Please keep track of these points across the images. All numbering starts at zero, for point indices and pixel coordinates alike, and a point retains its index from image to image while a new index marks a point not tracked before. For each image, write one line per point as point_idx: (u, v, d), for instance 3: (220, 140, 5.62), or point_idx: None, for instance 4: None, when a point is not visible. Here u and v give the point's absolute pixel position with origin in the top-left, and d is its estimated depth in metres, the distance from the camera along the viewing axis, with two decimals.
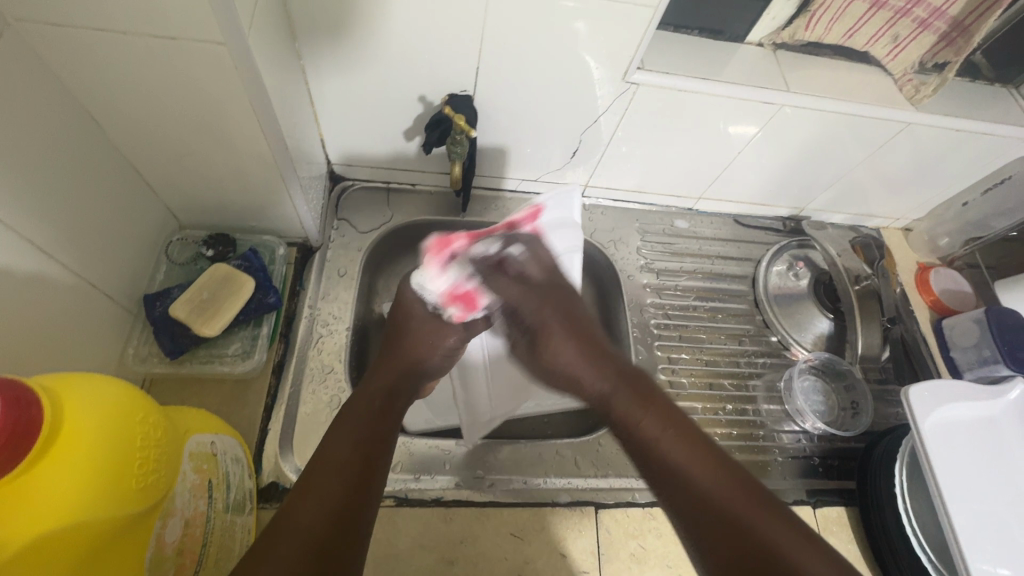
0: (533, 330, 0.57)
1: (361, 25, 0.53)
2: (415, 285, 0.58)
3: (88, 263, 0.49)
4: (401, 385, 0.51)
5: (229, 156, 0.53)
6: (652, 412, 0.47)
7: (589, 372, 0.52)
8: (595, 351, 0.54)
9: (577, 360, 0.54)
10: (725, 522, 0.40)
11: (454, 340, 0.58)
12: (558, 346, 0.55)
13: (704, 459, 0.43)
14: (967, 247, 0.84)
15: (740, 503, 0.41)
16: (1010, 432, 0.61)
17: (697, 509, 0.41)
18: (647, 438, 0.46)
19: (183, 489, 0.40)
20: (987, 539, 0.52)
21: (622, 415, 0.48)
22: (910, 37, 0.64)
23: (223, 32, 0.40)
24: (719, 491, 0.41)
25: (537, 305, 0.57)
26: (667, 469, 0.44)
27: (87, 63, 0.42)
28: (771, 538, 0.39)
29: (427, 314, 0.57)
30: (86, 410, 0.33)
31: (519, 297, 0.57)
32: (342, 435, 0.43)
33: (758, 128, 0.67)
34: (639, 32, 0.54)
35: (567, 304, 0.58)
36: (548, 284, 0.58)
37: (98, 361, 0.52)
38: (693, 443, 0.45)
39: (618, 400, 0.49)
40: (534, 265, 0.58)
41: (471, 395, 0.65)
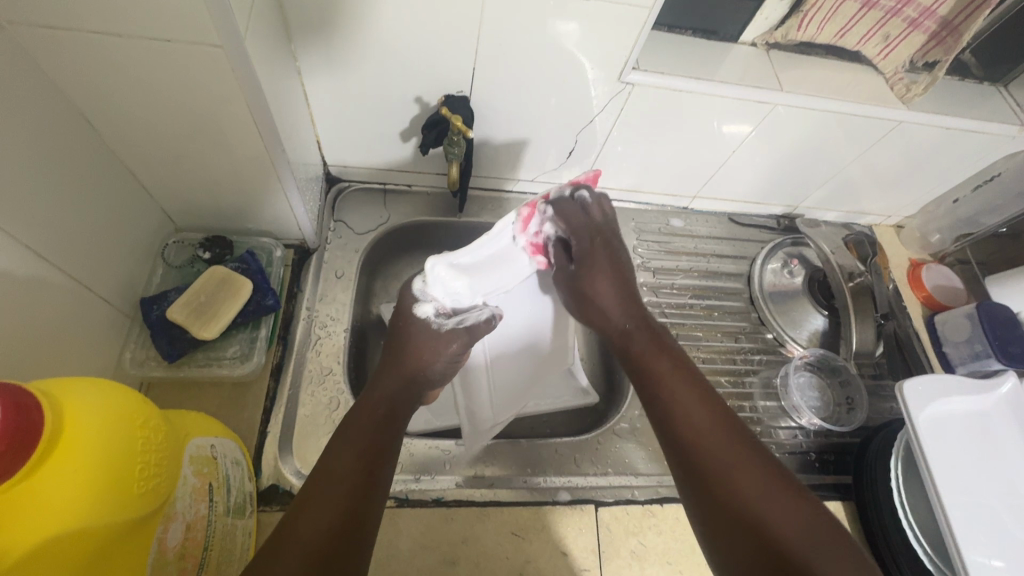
0: (582, 256, 0.54)
1: (358, 26, 0.53)
2: (416, 292, 0.57)
3: (85, 267, 0.49)
4: (402, 392, 0.51)
5: (226, 159, 0.53)
6: (667, 358, 0.50)
7: (617, 310, 0.54)
8: (630, 297, 0.54)
9: (613, 301, 0.54)
10: (713, 461, 0.43)
11: (457, 346, 0.56)
12: (597, 277, 0.54)
13: (716, 416, 0.45)
14: (958, 244, 0.85)
15: (742, 462, 0.42)
16: (1002, 425, 0.62)
17: (695, 452, 0.44)
18: (661, 385, 0.48)
19: (184, 493, 0.40)
20: (982, 531, 0.53)
21: (640, 359, 0.51)
22: (900, 37, 0.65)
23: (222, 33, 0.40)
24: (723, 449, 0.43)
25: (591, 232, 0.54)
26: (676, 417, 0.46)
27: (82, 66, 0.42)
28: (752, 491, 0.41)
29: (429, 320, 0.56)
30: (87, 414, 0.33)
31: (577, 230, 0.53)
32: (345, 445, 0.42)
33: (752, 127, 0.67)
34: (635, 33, 0.55)
35: (619, 250, 0.56)
36: (605, 227, 0.55)
37: (95, 365, 0.52)
38: (706, 399, 0.46)
39: (638, 346, 0.51)
40: (599, 210, 0.55)
41: (475, 404, 0.64)
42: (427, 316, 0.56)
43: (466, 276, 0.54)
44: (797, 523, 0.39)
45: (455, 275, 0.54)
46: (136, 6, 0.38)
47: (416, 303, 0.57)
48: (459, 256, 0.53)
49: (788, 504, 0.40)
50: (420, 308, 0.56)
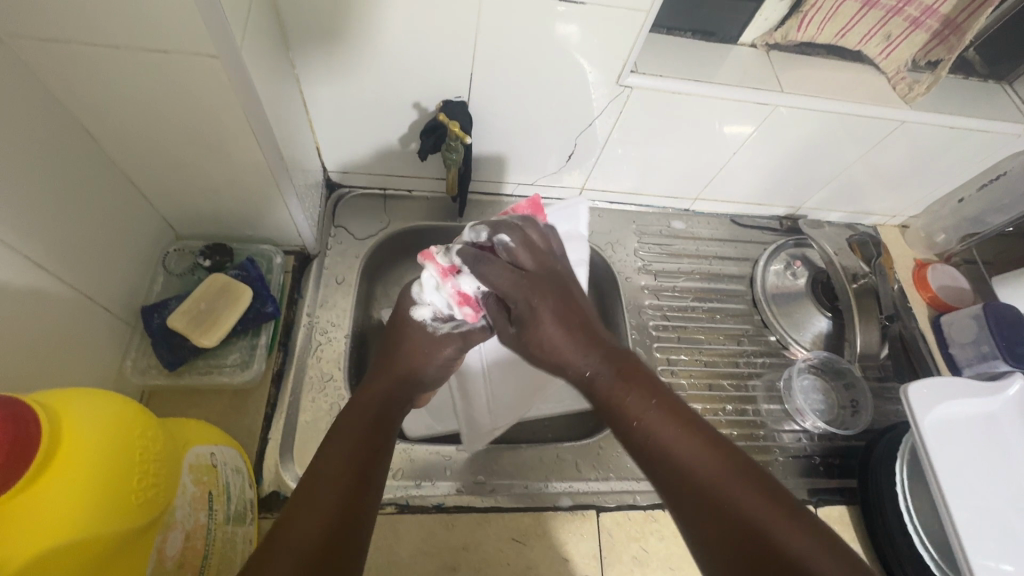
0: (521, 317, 0.52)
1: (356, 34, 0.53)
2: (413, 295, 0.59)
3: (86, 277, 0.50)
4: (396, 392, 0.51)
5: (225, 168, 0.53)
6: (638, 392, 0.46)
7: (573, 352, 0.50)
8: (579, 327, 0.51)
9: (566, 343, 0.51)
10: (704, 493, 0.39)
11: (451, 351, 0.57)
12: (544, 329, 0.51)
13: (698, 445, 0.41)
14: (963, 244, 0.84)
15: (737, 493, 0.38)
16: (1007, 427, 0.61)
17: (682, 486, 0.40)
18: (639, 428, 0.44)
19: (183, 503, 0.40)
20: (990, 536, 0.52)
21: (610, 400, 0.47)
22: (901, 36, 0.64)
23: (217, 44, 0.40)
24: (711, 482, 0.39)
25: (523, 286, 0.52)
26: (657, 460, 0.42)
27: (81, 77, 0.42)
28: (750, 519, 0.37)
29: (425, 323, 0.58)
30: (86, 424, 0.33)
31: (508, 286, 0.51)
32: (335, 451, 0.42)
33: (753, 128, 0.67)
34: (632, 36, 0.55)
35: (561, 290, 0.53)
36: (538, 273, 0.53)
37: (97, 373, 0.52)
38: (682, 426, 0.43)
39: (605, 385, 0.48)
40: (524, 250, 0.53)
41: (473, 406, 0.66)
42: (423, 318, 0.57)
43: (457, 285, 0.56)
44: (806, 550, 0.35)
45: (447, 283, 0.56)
46: (132, 17, 0.38)
47: (413, 307, 0.58)
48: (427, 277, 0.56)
49: (790, 528, 0.36)
50: (416, 311, 0.58)
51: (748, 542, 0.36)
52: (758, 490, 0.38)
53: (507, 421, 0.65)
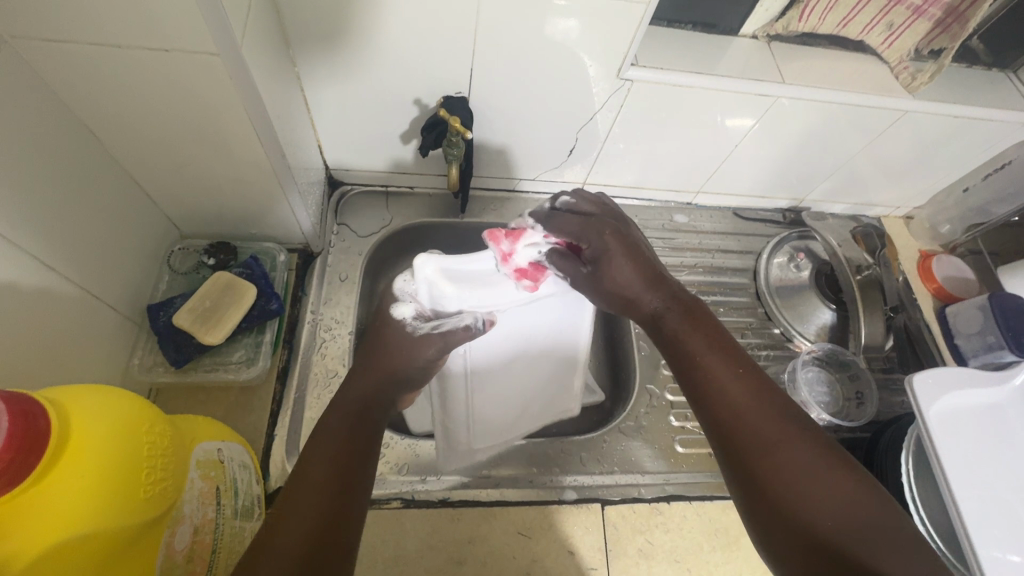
0: (596, 258, 0.49)
1: (356, 30, 0.53)
2: (397, 291, 0.54)
3: (92, 276, 0.50)
4: (376, 396, 0.48)
5: (227, 165, 0.53)
6: (704, 341, 0.46)
7: (646, 293, 0.49)
8: (653, 273, 0.49)
9: (636, 283, 0.49)
10: (755, 444, 0.40)
11: (434, 352, 0.51)
12: (618, 272, 0.49)
13: (760, 396, 0.42)
14: (968, 233, 0.83)
15: (785, 447, 0.39)
16: (1013, 417, 0.61)
17: (732, 435, 0.41)
18: (703, 370, 0.44)
19: (191, 497, 0.40)
20: (997, 526, 0.52)
21: (679, 341, 0.47)
22: (904, 25, 0.63)
23: (218, 42, 0.41)
24: (768, 428, 0.40)
25: (593, 230, 0.49)
26: (715, 401, 0.43)
27: (83, 77, 0.43)
28: (795, 476, 0.38)
29: (404, 322, 0.52)
30: (93, 420, 0.34)
31: (581, 230, 0.49)
32: (318, 451, 0.41)
33: (755, 119, 0.66)
34: (632, 29, 0.55)
35: (636, 237, 0.52)
36: (601, 218, 0.52)
37: (104, 371, 0.52)
38: (745, 374, 0.43)
39: (674, 326, 0.47)
40: (589, 203, 0.53)
41: (454, 422, 0.60)
42: (404, 317, 0.52)
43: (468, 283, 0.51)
44: (844, 506, 0.37)
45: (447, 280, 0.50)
46: (134, 17, 0.38)
47: (394, 304, 0.54)
48: (450, 262, 0.50)
49: (839, 486, 0.38)
50: (398, 308, 0.53)
51: (794, 489, 0.38)
52: (814, 444, 0.39)
53: (485, 443, 0.61)
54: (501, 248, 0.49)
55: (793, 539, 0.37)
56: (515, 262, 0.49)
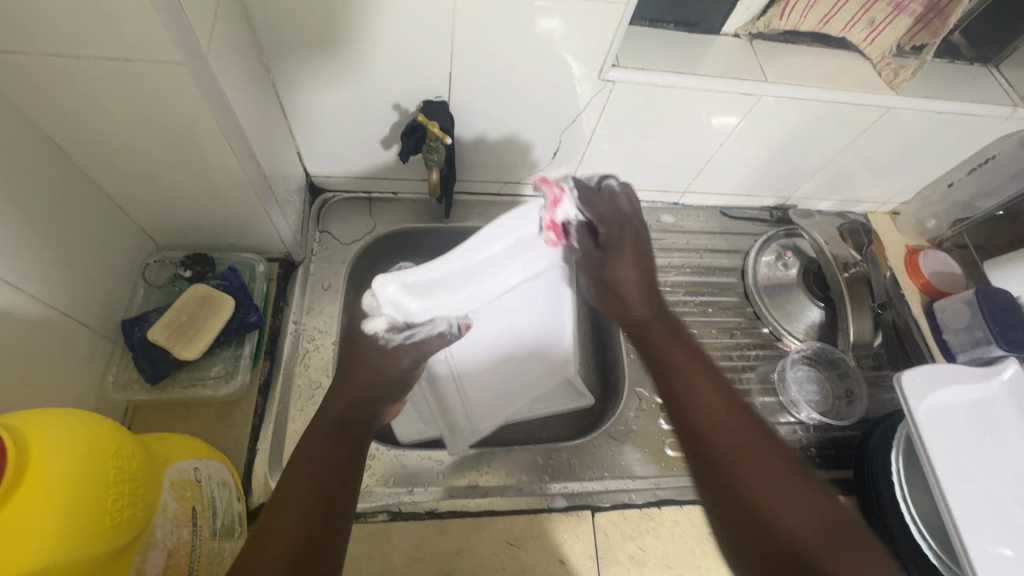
0: (610, 243, 0.52)
1: (329, 35, 0.52)
2: (365, 304, 0.51)
3: (61, 294, 0.48)
4: (358, 412, 0.48)
5: (201, 176, 0.52)
6: (683, 353, 0.48)
7: (637, 298, 0.52)
8: (649, 283, 0.53)
9: (631, 288, 0.53)
10: (719, 451, 0.42)
11: (407, 363, 0.50)
12: (621, 266, 0.52)
13: (732, 405, 0.44)
14: (954, 228, 0.83)
15: (750, 456, 0.41)
16: (1005, 414, 0.60)
17: (699, 439, 0.43)
18: (681, 377, 0.47)
19: (164, 520, 0.39)
20: (988, 523, 0.52)
21: (659, 349, 0.49)
22: (886, 21, 0.63)
23: (182, 50, 0.39)
24: (734, 438, 0.42)
25: (622, 218, 0.53)
26: (689, 406, 0.45)
27: (46, 89, 0.41)
28: (756, 486, 0.40)
29: (377, 335, 0.50)
30: (55, 446, 0.33)
31: (606, 214, 0.51)
32: (299, 471, 0.42)
33: (739, 118, 0.66)
34: (612, 29, 0.54)
35: (644, 248, 0.53)
36: (632, 216, 0.53)
37: (77, 390, 0.51)
38: (719, 387, 0.46)
39: (656, 335, 0.50)
40: (625, 197, 0.54)
41: (453, 412, 0.63)
42: (376, 331, 0.50)
43: (418, 296, 0.48)
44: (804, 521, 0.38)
45: (407, 295, 0.48)
46: (96, 26, 0.37)
47: (365, 318, 0.51)
48: (408, 277, 0.46)
49: (800, 501, 0.39)
50: (369, 322, 0.50)
51: (755, 500, 0.40)
52: (780, 458, 0.41)
53: (488, 424, 0.64)
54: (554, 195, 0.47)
55: (746, 548, 0.39)
56: (554, 214, 0.48)
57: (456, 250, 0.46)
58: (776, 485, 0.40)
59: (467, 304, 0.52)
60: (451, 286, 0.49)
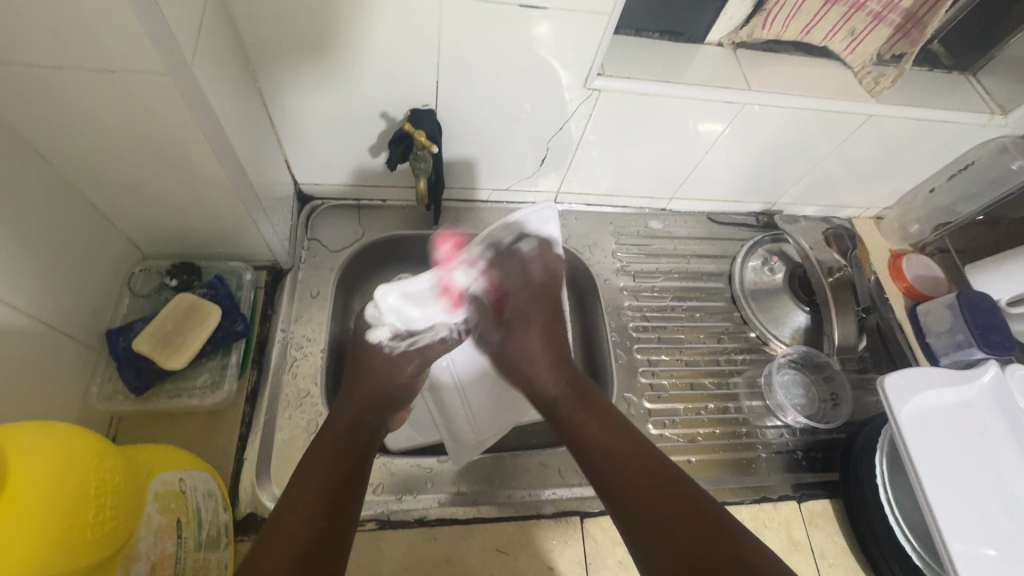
0: (512, 317, 0.60)
1: (317, 45, 0.52)
2: (368, 317, 0.58)
3: (44, 304, 0.48)
4: (364, 420, 0.50)
5: (187, 186, 0.52)
6: (593, 414, 0.52)
7: (548, 374, 0.57)
8: (558, 355, 0.58)
9: (540, 359, 0.58)
10: (630, 493, 0.46)
11: (414, 366, 0.57)
12: (529, 339, 0.59)
13: (632, 443, 0.49)
14: (936, 233, 0.85)
15: (657, 493, 0.45)
16: (986, 415, 0.61)
17: (615, 486, 0.47)
18: (586, 436, 0.51)
19: (148, 532, 0.39)
20: (969, 524, 0.53)
21: (568, 416, 0.53)
22: (865, 31, 0.64)
23: (165, 61, 0.39)
24: (642, 477, 0.46)
25: (529, 288, 0.59)
26: (597, 460, 0.49)
27: (29, 100, 0.41)
28: (669, 517, 0.44)
29: (381, 344, 0.57)
30: (37, 458, 0.32)
31: (515, 287, 0.59)
32: (306, 477, 0.43)
33: (725, 125, 0.67)
34: (598, 38, 0.55)
35: (555, 306, 0.61)
36: (544, 283, 0.60)
37: (61, 401, 0.50)
38: (626, 438, 0.50)
39: (566, 403, 0.54)
40: (537, 263, 0.60)
41: (455, 418, 0.66)
42: (380, 340, 0.57)
43: (416, 304, 0.55)
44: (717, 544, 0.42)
45: (407, 303, 0.55)
46: (78, 38, 0.37)
47: (369, 329, 0.58)
48: (408, 286, 0.54)
49: (706, 528, 0.43)
50: (372, 333, 0.57)
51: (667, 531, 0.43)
52: (682, 490, 0.45)
53: (489, 429, 0.65)
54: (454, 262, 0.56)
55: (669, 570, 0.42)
56: (451, 276, 0.56)
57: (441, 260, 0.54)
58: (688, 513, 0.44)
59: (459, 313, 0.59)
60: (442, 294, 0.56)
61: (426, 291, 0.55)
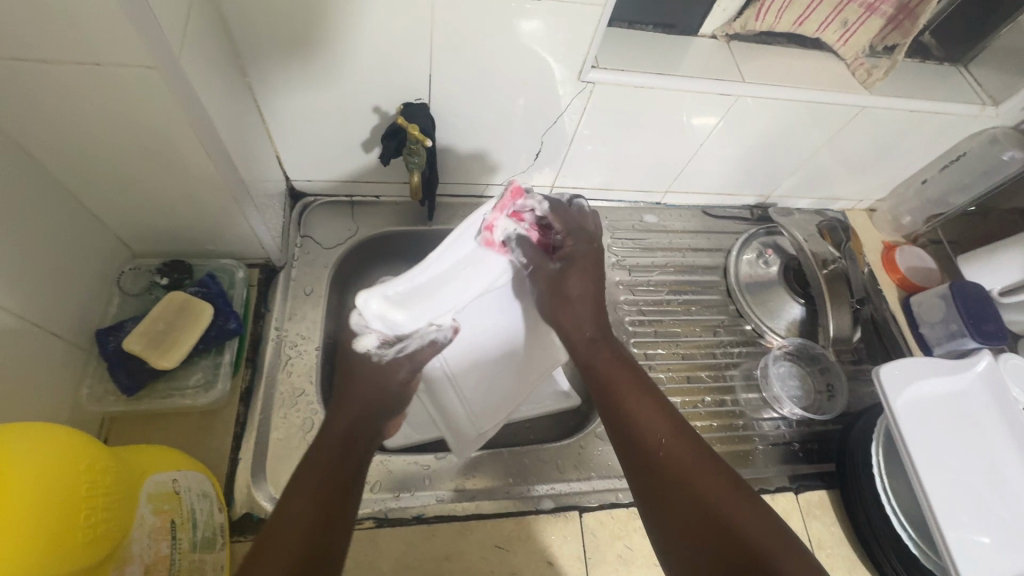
0: (568, 257, 0.55)
1: (307, 38, 0.52)
2: (353, 323, 0.52)
3: (33, 304, 0.47)
4: (360, 420, 0.51)
5: (178, 182, 0.51)
6: (628, 379, 0.52)
7: (589, 320, 0.56)
8: (602, 309, 0.57)
9: (587, 305, 0.56)
10: (671, 477, 0.45)
11: (404, 373, 0.54)
12: (579, 282, 0.55)
13: (688, 445, 0.47)
14: (929, 224, 0.85)
15: (698, 475, 0.45)
16: (980, 404, 0.62)
17: (655, 479, 0.46)
18: (626, 409, 0.50)
19: (140, 535, 0.39)
20: (965, 511, 0.53)
21: (602, 376, 0.53)
22: (858, 23, 0.64)
23: (154, 54, 0.39)
24: (681, 461, 0.46)
25: (585, 236, 0.56)
26: (640, 445, 0.48)
27: (13, 96, 0.40)
28: (715, 506, 0.43)
29: (369, 353, 0.53)
30: (26, 459, 0.32)
31: (569, 234, 0.55)
32: (300, 489, 0.43)
33: (718, 118, 0.67)
34: (591, 31, 0.54)
35: (598, 269, 0.56)
36: (568, 233, 0.54)
37: (50, 402, 0.49)
38: (662, 415, 0.49)
39: (601, 368, 0.54)
40: (590, 221, 0.56)
41: (453, 415, 0.64)
42: (367, 349, 0.53)
43: (404, 307, 0.50)
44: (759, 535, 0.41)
45: (392, 307, 0.49)
46: (64, 31, 0.36)
47: (354, 337, 0.53)
48: (401, 281, 0.48)
49: (749, 516, 0.42)
50: (358, 341, 0.52)
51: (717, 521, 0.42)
52: (719, 477, 0.45)
53: (490, 421, 0.65)
54: (518, 202, 0.51)
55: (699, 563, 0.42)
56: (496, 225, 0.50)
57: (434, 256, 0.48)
58: (731, 502, 0.43)
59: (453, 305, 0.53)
60: (428, 293, 0.50)
61: (421, 286, 0.50)
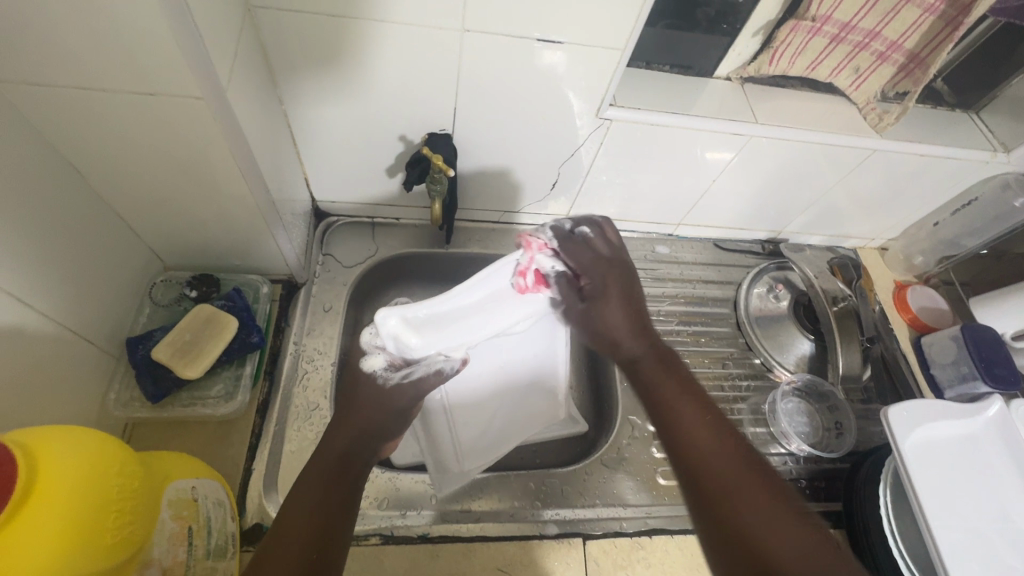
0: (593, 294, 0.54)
1: (342, 71, 0.55)
2: (363, 343, 0.53)
3: (71, 312, 0.50)
4: (369, 439, 0.52)
5: (213, 202, 0.54)
6: (673, 380, 0.51)
7: (629, 336, 0.54)
8: (638, 318, 0.55)
9: (622, 327, 0.54)
10: (716, 484, 0.43)
11: (409, 400, 0.53)
12: (609, 313, 0.54)
13: (737, 456, 0.45)
14: (941, 265, 0.86)
15: (743, 482, 0.43)
16: (992, 450, 0.61)
17: (700, 484, 0.44)
18: (671, 411, 0.49)
19: (161, 539, 0.40)
20: (973, 559, 0.53)
21: (648, 381, 0.51)
22: (869, 69, 0.66)
23: (202, 86, 0.42)
24: (725, 467, 0.44)
25: (602, 263, 0.54)
26: (684, 449, 0.46)
27: (68, 117, 0.43)
28: (756, 516, 0.41)
29: (375, 374, 0.53)
30: (62, 462, 0.34)
31: (591, 265, 0.53)
32: (305, 501, 0.45)
33: (733, 153, 0.68)
34: (610, 72, 0.57)
35: (633, 285, 0.55)
36: (614, 258, 0.55)
37: (80, 405, 0.52)
38: (708, 419, 0.47)
39: (648, 369, 0.52)
40: (603, 242, 0.55)
41: (440, 447, 0.63)
42: (374, 369, 0.53)
43: (417, 332, 0.48)
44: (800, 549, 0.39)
45: (406, 329, 0.48)
46: (125, 66, 0.40)
47: (364, 356, 0.54)
48: (410, 312, 0.47)
49: (794, 531, 0.40)
50: (366, 361, 0.54)
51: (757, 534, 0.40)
52: (768, 487, 0.43)
53: (474, 461, 0.64)
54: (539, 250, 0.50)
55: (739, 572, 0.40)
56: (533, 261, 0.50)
57: (460, 288, 0.47)
58: (777, 512, 0.41)
59: (466, 341, 0.51)
60: (443, 326, 0.49)
61: (434, 316, 0.48)
